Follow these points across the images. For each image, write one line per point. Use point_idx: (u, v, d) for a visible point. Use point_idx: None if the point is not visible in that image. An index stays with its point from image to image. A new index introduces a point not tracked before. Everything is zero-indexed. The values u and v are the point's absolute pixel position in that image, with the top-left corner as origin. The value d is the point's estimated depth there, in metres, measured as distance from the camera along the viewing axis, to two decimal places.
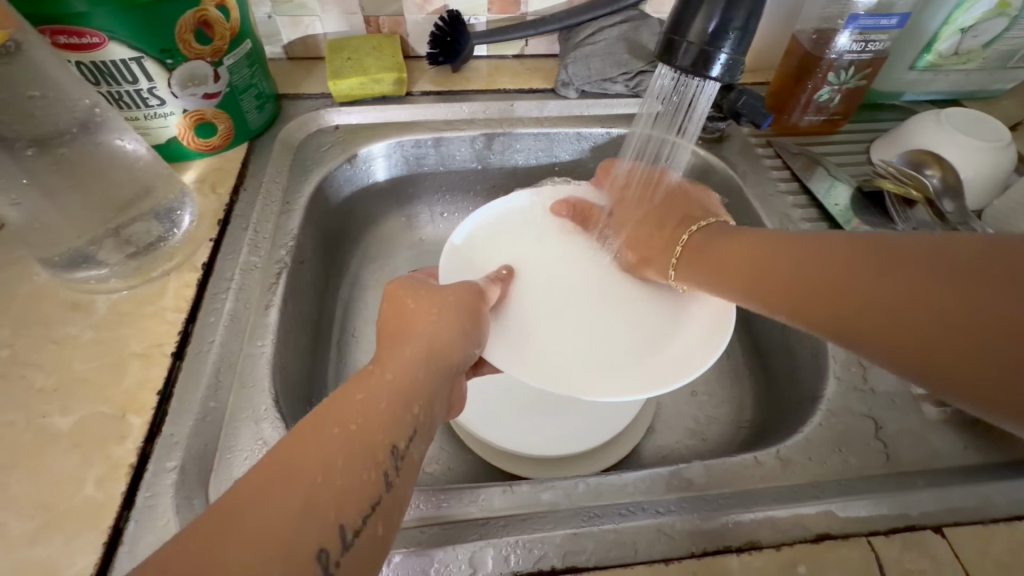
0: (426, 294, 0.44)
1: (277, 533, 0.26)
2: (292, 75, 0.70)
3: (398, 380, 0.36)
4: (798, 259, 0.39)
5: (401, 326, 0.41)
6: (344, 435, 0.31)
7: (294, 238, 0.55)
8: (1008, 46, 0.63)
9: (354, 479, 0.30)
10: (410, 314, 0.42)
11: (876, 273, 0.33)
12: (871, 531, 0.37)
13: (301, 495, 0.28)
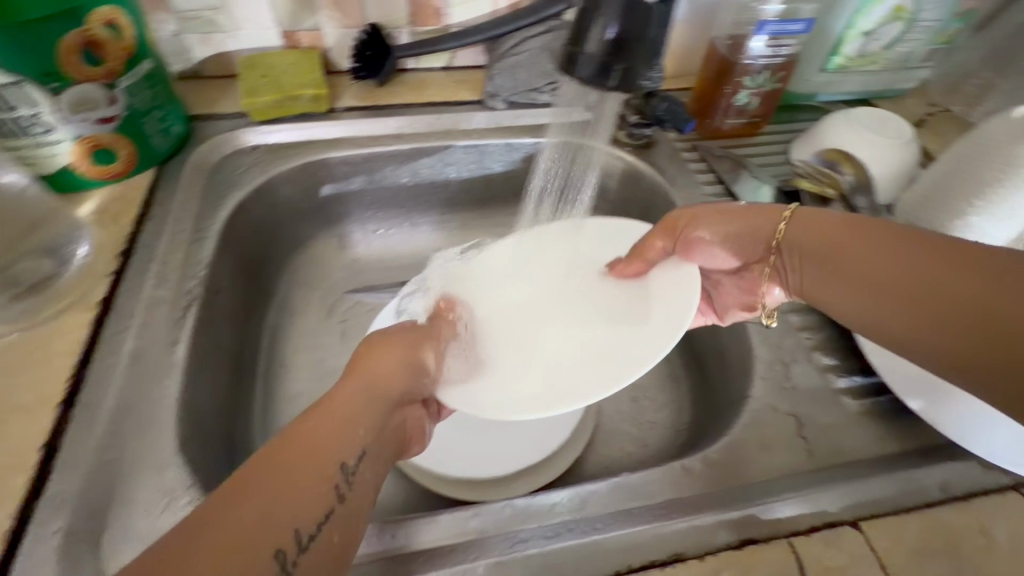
0: (376, 336, 0.42)
1: (231, 543, 0.26)
2: (206, 95, 0.67)
3: (346, 406, 0.34)
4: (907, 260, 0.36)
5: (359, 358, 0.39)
6: (299, 449, 0.30)
7: (207, 267, 0.52)
8: (907, 49, 0.67)
9: (309, 491, 0.29)
10: (358, 353, 0.40)
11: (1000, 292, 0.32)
12: (792, 531, 0.37)
13: (248, 507, 0.27)
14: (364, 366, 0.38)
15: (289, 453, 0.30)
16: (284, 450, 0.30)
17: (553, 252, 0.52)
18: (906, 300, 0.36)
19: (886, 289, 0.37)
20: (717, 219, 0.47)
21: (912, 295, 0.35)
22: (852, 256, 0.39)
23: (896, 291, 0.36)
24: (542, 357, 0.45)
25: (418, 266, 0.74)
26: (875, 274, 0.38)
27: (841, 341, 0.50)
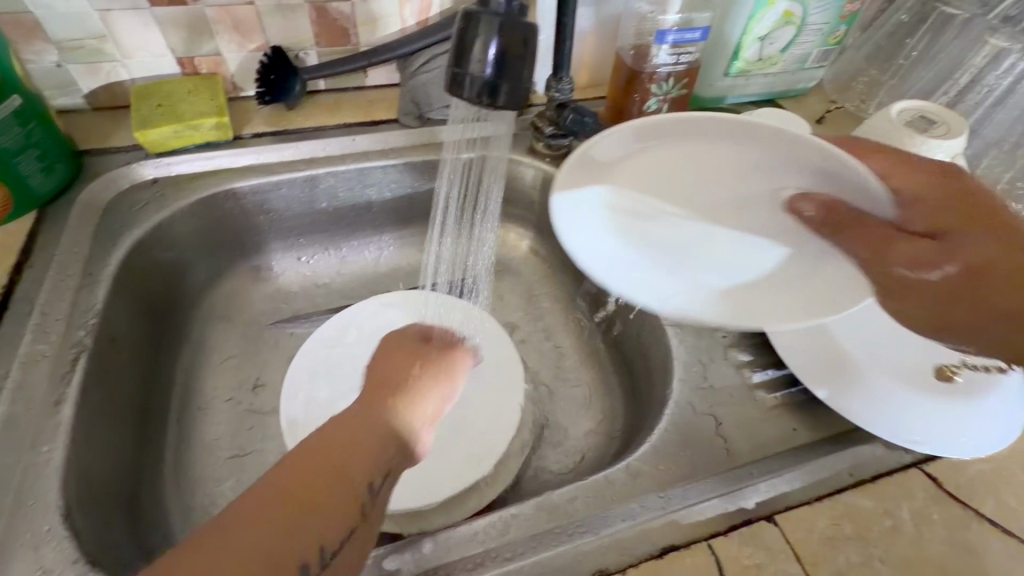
0: (405, 347, 0.45)
1: (264, 552, 0.29)
2: (97, 128, 0.62)
3: (367, 429, 0.36)
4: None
5: (386, 379, 0.41)
6: (330, 461, 0.34)
7: (99, 315, 0.48)
8: (801, 51, 0.70)
9: (337, 510, 0.32)
10: (395, 366, 0.42)
11: None
12: (711, 533, 0.37)
13: (275, 515, 0.31)
14: (389, 386, 0.40)
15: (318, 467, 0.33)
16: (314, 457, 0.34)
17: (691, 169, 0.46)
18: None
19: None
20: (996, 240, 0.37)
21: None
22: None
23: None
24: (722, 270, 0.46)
25: (347, 292, 0.71)
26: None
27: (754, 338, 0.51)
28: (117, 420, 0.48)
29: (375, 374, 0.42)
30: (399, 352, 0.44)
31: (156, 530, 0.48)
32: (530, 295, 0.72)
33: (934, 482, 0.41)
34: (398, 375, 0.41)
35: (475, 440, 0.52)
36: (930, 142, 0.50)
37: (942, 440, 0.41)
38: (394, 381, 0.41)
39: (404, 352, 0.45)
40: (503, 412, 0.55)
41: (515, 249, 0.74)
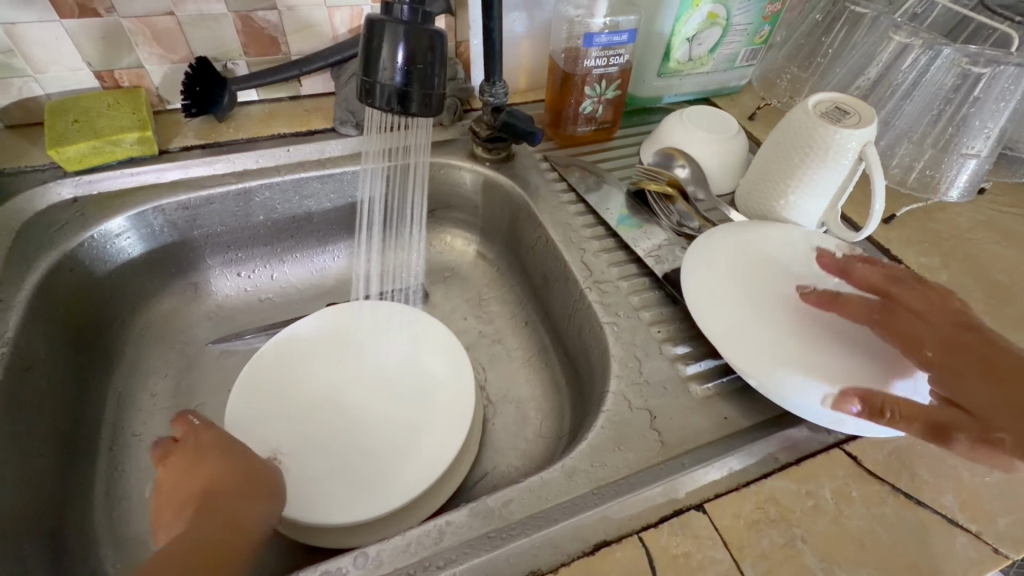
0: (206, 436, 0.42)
1: None
2: (10, 146, 0.60)
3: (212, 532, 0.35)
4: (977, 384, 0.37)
5: (202, 488, 0.38)
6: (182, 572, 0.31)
7: (9, 343, 0.46)
8: (729, 51, 0.73)
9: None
10: (208, 456, 0.40)
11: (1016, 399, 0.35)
12: (642, 526, 0.38)
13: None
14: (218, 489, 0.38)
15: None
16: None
17: (750, 277, 0.50)
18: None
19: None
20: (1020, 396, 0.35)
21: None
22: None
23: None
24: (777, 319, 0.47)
25: (291, 305, 0.69)
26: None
27: (686, 331, 0.52)
28: (34, 454, 0.45)
29: (182, 483, 0.38)
30: (209, 447, 0.41)
31: (83, 565, 0.46)
32: (478, 300, 0.72)
33: (854, 461, 0.43)
34: (218, 477, 0.39)
35: (419, 450, 0.50)
36: (840, 133, 0.53)
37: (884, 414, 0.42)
38: (223, 485, 0.38)
39: (222, 446, 0.41)
40: (449, 419, 0.52)
41: (463, 254, 0.75)
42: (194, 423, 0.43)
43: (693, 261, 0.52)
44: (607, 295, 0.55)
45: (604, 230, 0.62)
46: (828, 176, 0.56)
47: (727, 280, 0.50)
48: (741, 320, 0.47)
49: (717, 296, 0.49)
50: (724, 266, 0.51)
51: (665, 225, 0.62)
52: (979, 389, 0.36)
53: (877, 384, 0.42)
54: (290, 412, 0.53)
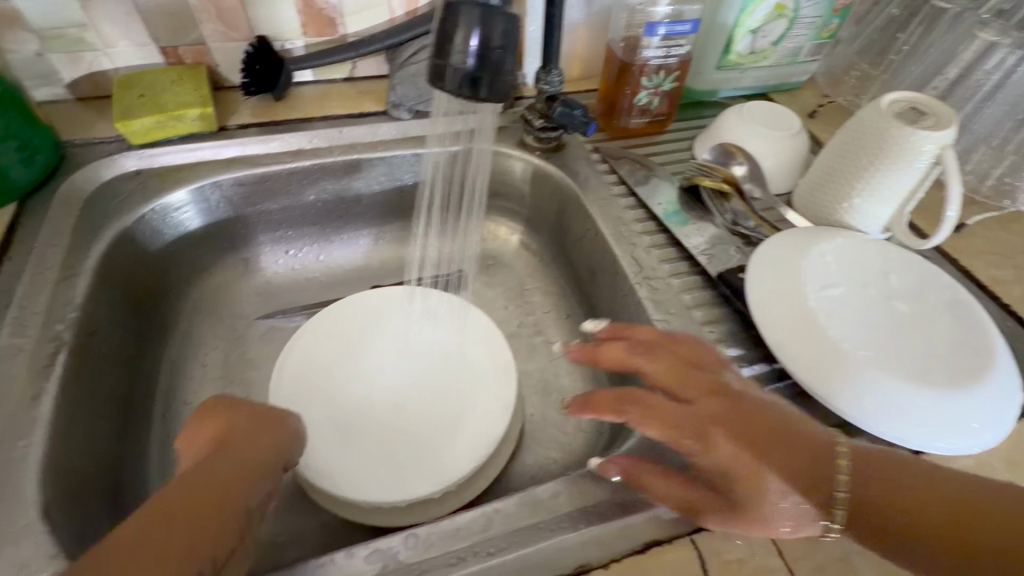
0: (220, 405, 0.42)
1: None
2: (80, 118, 0.61)
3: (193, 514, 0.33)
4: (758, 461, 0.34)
5: (210, 449, 0.38)
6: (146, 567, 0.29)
7: (79, 309, 0.47)
8: (793, 45, 0.70)
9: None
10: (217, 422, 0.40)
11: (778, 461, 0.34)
12: (694, 528, 0.37)
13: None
14: (218, 459, 0.37)
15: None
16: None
17: (815, 286, 0.48)
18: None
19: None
20: (788, 463, 0.34)
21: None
22: (888, 486, 0.33)
23: (963, 554, 0.30)
24: (848, 329, 0.45)
25: (336, 285, 0.70)
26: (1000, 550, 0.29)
27: (741, 332, 0.51)
28: (100, 415, 0.47)
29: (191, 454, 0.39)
30: (222, 417, 0.41)
31: None
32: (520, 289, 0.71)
33: None
34: (224, 440, 0.38)
35: (464, 435, 0.51)
36: (917, 134, 0.50)
37: (946, 436, 0.41)
38: (232, 448, 0.38)
39: (229, 418, 0.40)
40: (492, 409, 0.53)
41: (506, 243, 0.74)
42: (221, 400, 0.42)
43: (759, 275, 0.51)
44: (658, 291, 0.54)
45: (655, 225, 0.61)
46: (899, 179, 0.53)
47: (795, 290, 0.48)
48: (814, 335, 0.45)
49: (790, 312, 0.47)
50: (789, 275, 0.49)
51: (718, 223, 0.60)
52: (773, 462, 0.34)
53: (951, 395, 0.42)
54: (338, 389, 0.53)
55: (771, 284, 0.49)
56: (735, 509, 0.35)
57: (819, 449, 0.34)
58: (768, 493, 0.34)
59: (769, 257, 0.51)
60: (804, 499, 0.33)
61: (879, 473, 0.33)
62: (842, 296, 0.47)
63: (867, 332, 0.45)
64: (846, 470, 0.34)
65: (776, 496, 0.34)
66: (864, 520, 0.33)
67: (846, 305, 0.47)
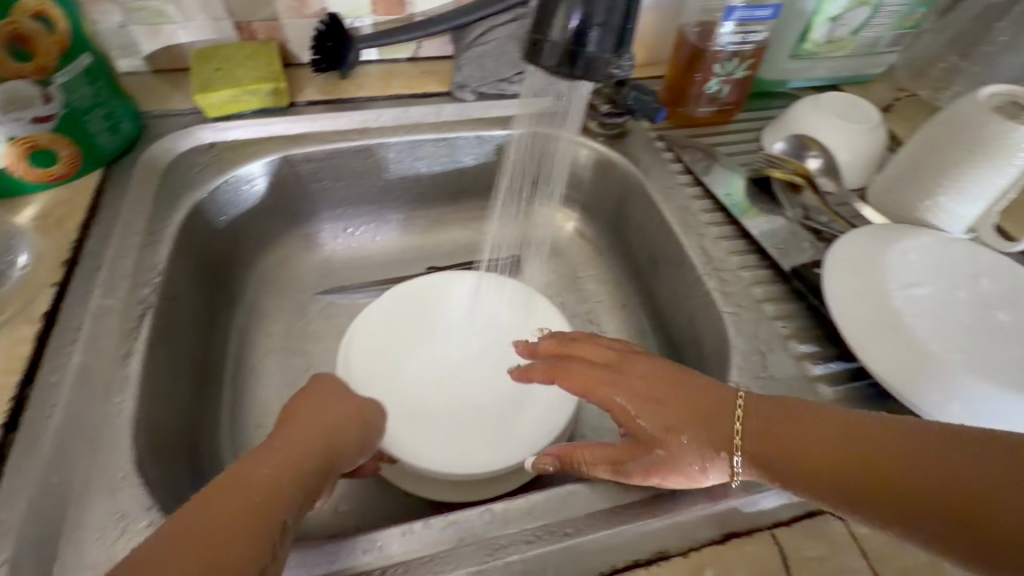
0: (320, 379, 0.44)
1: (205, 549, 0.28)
2: (156, 90, 0.63)
3: (244, 490, 0.31)
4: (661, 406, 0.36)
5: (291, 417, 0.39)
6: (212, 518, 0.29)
7: (162, 274, 0.49)
8: (873, 34, 0.67)
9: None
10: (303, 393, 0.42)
11: (679, 407, 0.36)
12: (774, 523, 0.37)
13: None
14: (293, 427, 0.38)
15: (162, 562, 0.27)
16: (167, 552, 0.27)
17: (899, 284, 0.46)
18: (968, 521, 0.25)
19: (934, 508, 0.26)
20: (687, 409, 0.36)
21: (986, 544, 0.25)
22: (792, 430, 0.32)
23: (878, 486, 0.28)
24: (938, 332, 0.43)
25: (392, 264, 0.71)
26: (912, 471, 0.27)
27: (816, 329, 0.50)
28: (179, 378, 0.48)
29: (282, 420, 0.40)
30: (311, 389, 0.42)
31: None
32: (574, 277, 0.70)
33: None
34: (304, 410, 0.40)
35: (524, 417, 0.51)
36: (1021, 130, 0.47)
37: None
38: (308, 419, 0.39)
39: (304, 402, 0.41)
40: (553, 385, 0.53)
41: (561, 230, 0.73)
42: (321, 377, 0.44)
43: (839, 269, 0.49)
44: (728, 283, 0.53)
45: (722, 217, 0.59)
46: (993, 178, 0.51)
47: (878, 288, 0.46)
48: (898, 335, 0.44)
49: (875, 311, 0.45)
50: (870, 271, 0.47)
51: (790, 217, 0.59)
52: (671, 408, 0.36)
53: None
54: (403, 365, 0.54)
55: (854, 280, 0.47)
56: (648, 456, 0.36)
57: (710, 388, 0.36)
58: (670, 435, 0.35)
59: (849, 255, 0.49)
60: (703, 434, 0.35)
61: (778, 415, 0.33)
62: (929, 296, 0.45)
63: (957, 335, 0.43)
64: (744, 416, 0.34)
65: (678, 432, 0.35)
66: (769, 458, 0.32)
67: (935, 306, 0.45)
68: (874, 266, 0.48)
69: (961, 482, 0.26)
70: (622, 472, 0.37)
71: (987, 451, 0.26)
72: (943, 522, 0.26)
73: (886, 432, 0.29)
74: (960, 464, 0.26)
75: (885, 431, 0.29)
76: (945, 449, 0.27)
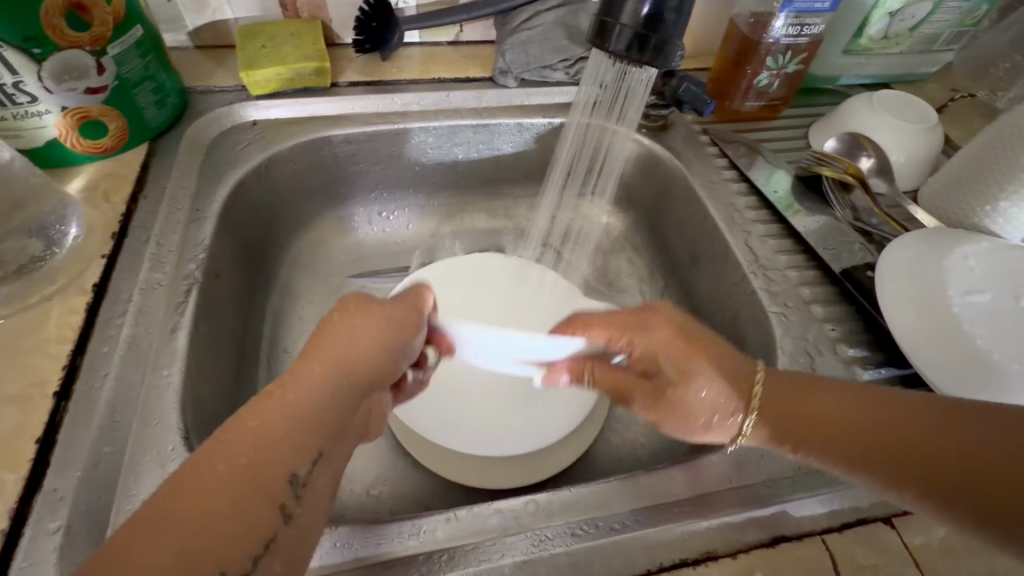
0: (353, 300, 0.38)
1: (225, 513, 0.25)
2: (199, 66, 0.63)
3: (274, 426, 0.28)
4: (687, 364, 0.37)
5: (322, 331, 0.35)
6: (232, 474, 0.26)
7: (206, 250, 0.49)
8: (932, 31, 0.65)
9: (246, 537, 0.25)
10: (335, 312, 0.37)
11: (702, 369, 0.36)
12: (825, 528, 0.37)
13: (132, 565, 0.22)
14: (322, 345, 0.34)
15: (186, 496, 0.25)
16: (181, 496, 0.25)
17: (957, 290, 0.45)
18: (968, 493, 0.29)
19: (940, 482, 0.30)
20: (711, 371, 0.36)
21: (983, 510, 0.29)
22: (813, 407, 0.34)
23: (888, 462, 0.31)
24: (999, 340, 0.42)
25: (425, 250, 0.70)
26: (931, 451, 0.30)
27: (865, 333, 0.49)
28: (220, 355, 0.48)
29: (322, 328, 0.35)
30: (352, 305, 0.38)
31: None
32: (609, 270, 0.69)
33: None
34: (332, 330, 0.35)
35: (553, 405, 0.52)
36: None
37: None
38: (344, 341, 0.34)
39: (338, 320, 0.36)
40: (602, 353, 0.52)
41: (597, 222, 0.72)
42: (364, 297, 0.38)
43: (892, 273, 0.48)
44: (774, 283, 0.52)
45: (768, 214, 0.58)
46: None
47: (933, 292, 0.45)
48: (957, 344, 0.42)
49: (933, 316, 0.44)
50: (924, 276, 0.46)
51: (839, 217, 0.57)
52: (698, 368, 0.36)
53: None
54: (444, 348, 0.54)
55: (907, 284, 0.46)
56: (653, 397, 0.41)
57: (730, 353, 0.37)
58: (692, 391, 0.37)
59: (903, 258, 0.48)
60: (723, 389, 0.36)
61: (800, 395, 0.35)
62: (990, 303, 0.44)
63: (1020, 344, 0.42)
64: (765, 394, 0.35)
65: (699, 384, 0.36)
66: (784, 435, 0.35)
67: (996, 314, 0.43)
68: (929, 271, 0.46)
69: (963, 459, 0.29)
70: (624, 398, 0.44)
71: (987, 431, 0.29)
72: (977, 509, 0.29)
73: (929, 422, 0.31)
74: (1000, 459, 0.28)
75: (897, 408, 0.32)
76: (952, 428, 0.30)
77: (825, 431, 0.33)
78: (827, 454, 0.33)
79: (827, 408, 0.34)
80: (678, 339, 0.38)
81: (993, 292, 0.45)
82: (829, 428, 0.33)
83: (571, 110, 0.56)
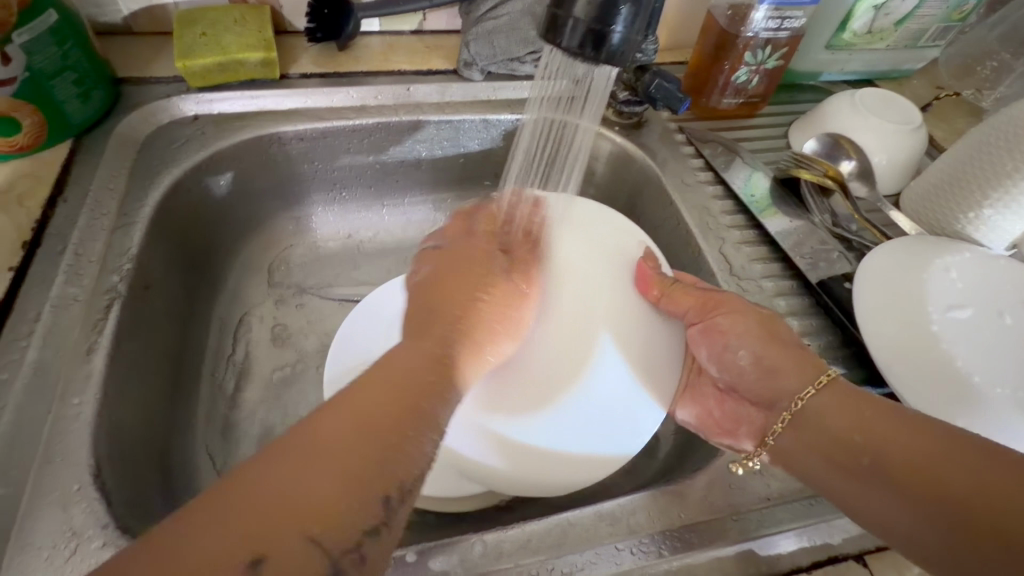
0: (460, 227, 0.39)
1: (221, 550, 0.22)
2: (135, 55, 0.58)
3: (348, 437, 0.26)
4: (768, 315, 0.40)
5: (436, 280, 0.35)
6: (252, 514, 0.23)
7: (134, 260, 0.44)
8: (919, 25, 0.62)
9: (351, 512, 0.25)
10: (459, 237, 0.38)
11: (778, 334, 0.39)
12: (795, 568, 0.36)
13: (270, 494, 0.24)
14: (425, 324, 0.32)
15: (358, 429, 0.26)
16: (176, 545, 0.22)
17: (937, 306, 0.42)
18: (975, 530, 0.29)
19: (947, 513, 0.30)
20: (788, 336, 0.39)
21: (1002, 551, 0.28)
22: (863, 428, 0.34)
23: (912, 497, 0.31)
24: (980, 359, 0.40)
25: (388, 253, 0.66)
26: (978, 502, 0.29)
27: (841, 349, 0.47)
28: (150, 374, 0.45)
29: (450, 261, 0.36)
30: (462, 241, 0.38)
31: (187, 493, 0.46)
32: None
33: None
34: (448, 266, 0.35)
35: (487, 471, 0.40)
36: None
37: None
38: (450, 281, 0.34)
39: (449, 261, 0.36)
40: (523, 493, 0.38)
41: None
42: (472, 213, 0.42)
43: (874, 288, 0.45)
44: (749, 294, 0.49)
45: (745, 219, 0.55)
46: None
47: (914, 310, 0.42)
48: (933, 362, 0.40)
49: (910, 332, 0.42)
50: (904, 291, 0.44)
51: (819, 222, 0.54)
52: (781, 330, 0.39)
53: None
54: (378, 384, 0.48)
55: (885, 298, 0.44)
56: (734, 309, 0.39)
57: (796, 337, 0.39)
58: (776, 325, 0.39)
59: (883, 269, 0.46)
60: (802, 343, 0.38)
61: (853, 415, 0.34)
62: (972, 321, 0.41)
63: (1000, 365, 0.40)
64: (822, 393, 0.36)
65: (784, 326, 0.39)
66: (800, 453, 0.36)
67: (977, 331, 0.41)
68: (913, 287, 0.44)
69: (959, 488, 0.29)
70: (708, 311, 0.39)
71: (991, 460, 0.29)
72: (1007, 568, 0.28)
73: (991, 479, 0.29)
74: None
75: (925, 438, 0.31)
76: (976, 464, 0.30)
77: (865, 450, 0.33)
78: (856, 475, 0.33)
79: (873, 432, 0.33)
80: (756, 319, 0.39)
81: (975, 309, 0.42)
82: (869, 448, 0.33)
83: (528, 104, 0.50)
